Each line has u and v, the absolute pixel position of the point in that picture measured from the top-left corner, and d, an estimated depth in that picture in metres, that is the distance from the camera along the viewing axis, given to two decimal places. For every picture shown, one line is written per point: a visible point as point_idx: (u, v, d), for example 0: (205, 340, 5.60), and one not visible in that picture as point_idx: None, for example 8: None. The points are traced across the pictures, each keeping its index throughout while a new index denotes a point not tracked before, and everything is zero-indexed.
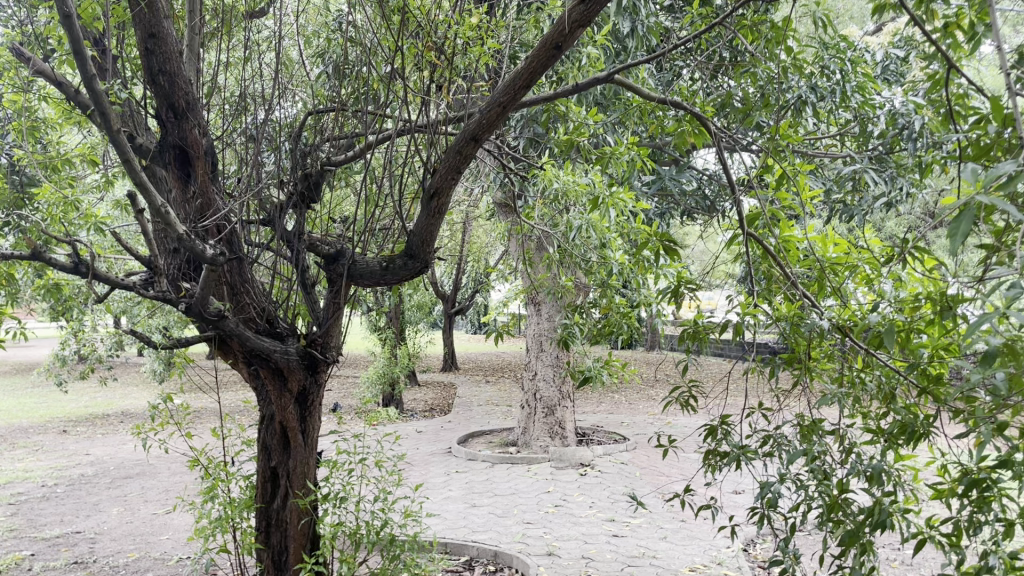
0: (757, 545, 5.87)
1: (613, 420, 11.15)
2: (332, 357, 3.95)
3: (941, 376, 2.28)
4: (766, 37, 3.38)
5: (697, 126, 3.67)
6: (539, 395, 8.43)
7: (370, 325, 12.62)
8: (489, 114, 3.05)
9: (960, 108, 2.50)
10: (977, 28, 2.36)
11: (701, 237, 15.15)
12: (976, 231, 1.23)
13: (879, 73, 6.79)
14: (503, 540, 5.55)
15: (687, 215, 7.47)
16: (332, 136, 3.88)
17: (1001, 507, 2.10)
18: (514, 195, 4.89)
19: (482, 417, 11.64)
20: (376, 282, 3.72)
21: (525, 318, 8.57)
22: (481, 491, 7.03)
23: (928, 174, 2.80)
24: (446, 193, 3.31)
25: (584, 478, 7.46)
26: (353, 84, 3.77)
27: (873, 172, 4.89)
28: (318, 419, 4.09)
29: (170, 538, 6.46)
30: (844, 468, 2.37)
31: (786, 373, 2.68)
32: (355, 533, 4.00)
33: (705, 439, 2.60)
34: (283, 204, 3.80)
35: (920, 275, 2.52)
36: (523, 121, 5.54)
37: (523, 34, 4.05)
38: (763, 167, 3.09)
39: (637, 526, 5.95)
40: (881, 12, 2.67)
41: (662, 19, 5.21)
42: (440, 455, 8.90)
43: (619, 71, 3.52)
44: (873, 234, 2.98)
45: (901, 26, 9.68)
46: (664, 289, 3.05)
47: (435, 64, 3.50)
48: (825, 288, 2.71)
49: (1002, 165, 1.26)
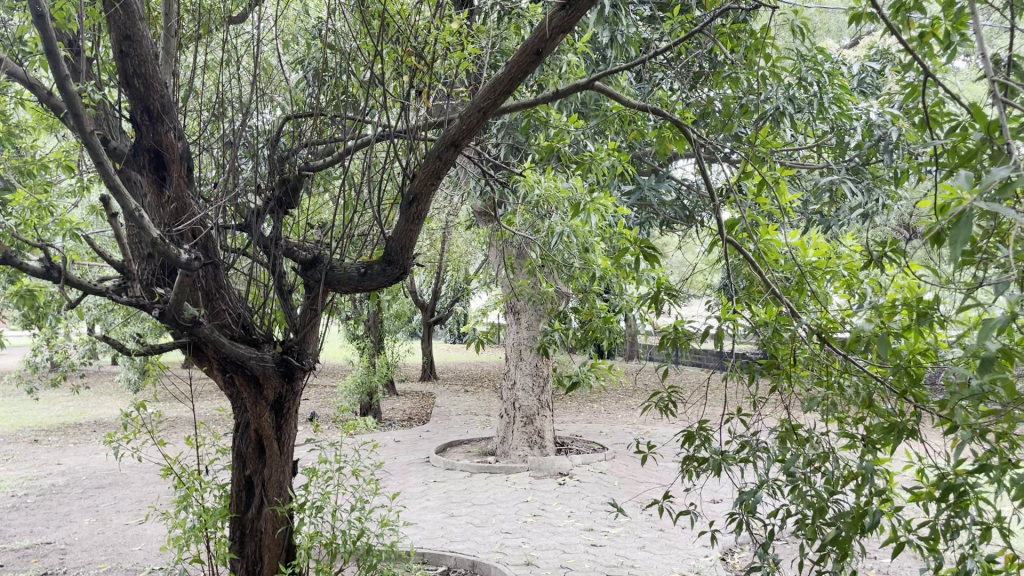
0: (736, 554, 5.87)
1: (593, 429, 11.12)
2: (308, 364, 3.93)
3: (918, 382, 2.30)
4: (744, 46, 3.43)
5: (677, 133, 3.69)
6: (518, 403, 8.42)
7: (347, 334, 12.53)
8: (469, 121, 3.03)
9: (935, 116, 2.54)
10: (952, 37, 2.45)
11: (679, 248, 15.32)
12: (974, 237, 1.21)
13: (855, 86, 6.87)
14: (481, 550, 5.52)
15: (666, 226, 7.52)
16: (309, 141, 3.86)
17: (977, 511, 2.11)
18: (494, 202, 4.89)
19: (460, 426, 11.60)
20: (354, 288, 3.66)
21: (504, 327, 8.55)
22: (459, 500, 7.00)
23: (903, 183, 2.83)
24: (426, 198, 3.28)
25: (563, 487, 7.42)
26: (333, 92, 3.77)
27: (849, 184, 4.94)
28: (295, 427, 4.03)
29: (142, 548, 6.35)
30: (822, 474, 2.37)
31: (764, 379, 2.68)
32: (331, 543, 3.95)
33: (683, 444, 2.58)
34: (259, 209, 3.75)
35: (899, 280, 2.54)
36: (503, 127, 5.54)
37: (504, 40, 4.05)
38: (742, 174, 3.12)
39: (616, 535, 5.93)
40: (859, 23, 2.70)
41: (642, 30, 5.24)
42: (418, 464, 8.83)
43: (600, 78, 3.52)
44: (852, 240, 3.01)
45: (876, 40, 9.84)
46: (644, 296, 3.05)
47: (415, 69, 3.49)
48: (806, 293, 2.78)
49: (995, 171, 1.26)
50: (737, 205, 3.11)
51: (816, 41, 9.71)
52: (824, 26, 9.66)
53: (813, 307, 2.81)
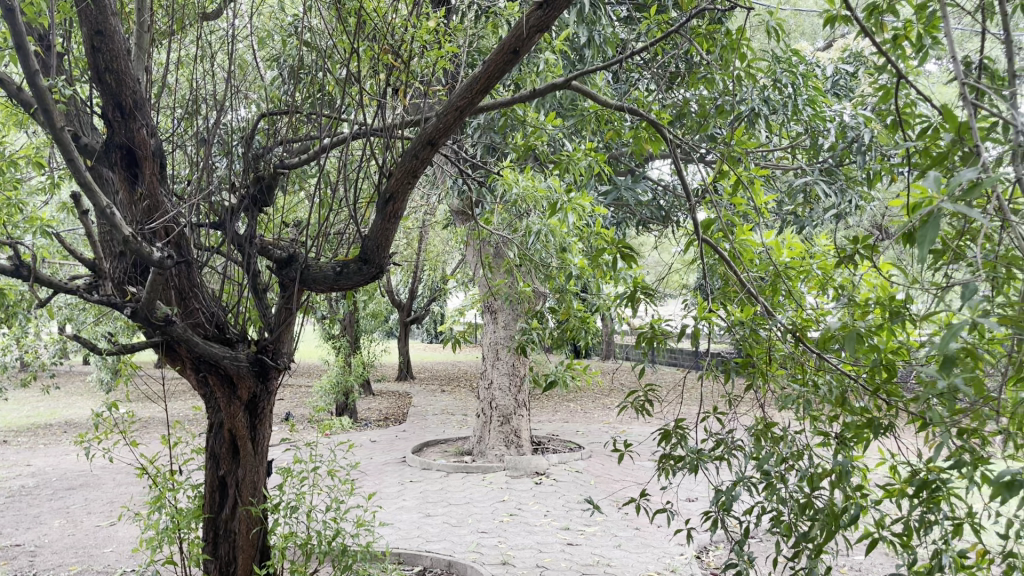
0: (711, 553, 5.89)
1: (570, 428, 11.13)
2: (283, 363, 3.90)
3: (892, 381, 2.33)
4: (720, 46, 3.45)
5: (653, 133, 3.71)
6: (494, 403, 8.41)
7: (323, 333, 12.46)
8: (446, 119, 3.02)
9: (908, 118, 2.57)
10: (924, 40, 2.51)
11: (656, 248, 15.39)
12: (942, 238, 1.22)
13: (829, 88, 6.94)
14: (457, 550, 5.50)
15: (642, 226, 7.55)
16: (285, 138, 3.83)
17: (950, 508, 2.14)
18: (471, 201, 4.88)
19: (437, 426, 11.57)
20: (329, 287, 3.63)
21: (481, 326, 8.54)
22: (435, 500, 6.98)
23: (876, 183, 2.86)
24: (403, 197, 3.26)
25: (539, 487, 7.43)
26: (310, 90, 3.75)
27: (823, 185, 4.99)
28: (269, 427, 4.00)
29: (114, 550, 6.27)
30: (797, 472, 2.39)
31: (739, 378, 2.70)
32: (306, 544, 3.92)
33: (660, 443, 2.59)
34: (233, 206, 3.71)
35: (873, 280, 2.57)
36: (481, 126, 5.54)
37: (481, 39, 4.04)
38: (718, 174, 3.14)
39: (592, 534, 5.94)
40: (833, 25, 2.73)
41: (619, 30, 5.26)
42: (394, 464, 8.80)
43: (578, 77, 3.52)
44: (827, 240, 3.04)
45: (850, 43, 9.96)
46: (621, 296, 3.05)
47: (391, 67, 3.48)
48: (781, 292, 2.80)
49: (964, 171, 1.29)
50: (713, 205, 3.13)
51: (790, 44, 9.81)
52: (797, 28, 9.74)
53: (788, 307, 2.84)
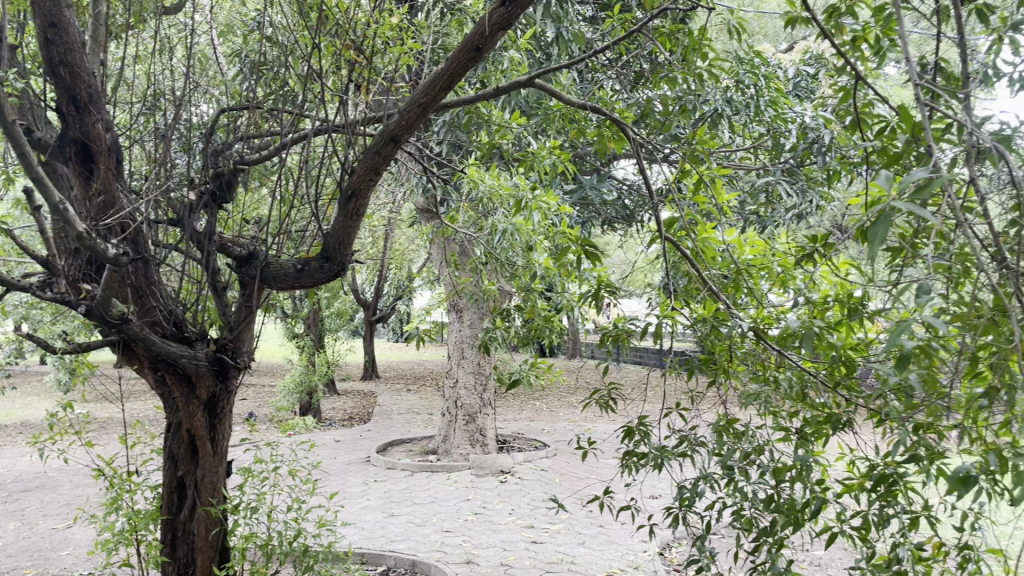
0: (673, 549, 5.93)
1: (535, 427, 11.14)
2: (243, 362, 3.86)
3: (849, 378, 2.36)
4: (682, 46, 3.48)
5: (617, 132, 3.73)
6: (460, 402, 8.39)
7: (286, 332, 12.33)
8: (409, 116, 3.00)
9: (864, 119, 2.62)
10: (881, 42, 2.56)
11: (622, 247, 15.46)
12: (894, 237, 1.25)
13: (791, 89, 7.02)
14: (421, 549, 5.48)
15: (607, 225, 7.58)
16: (246, 134, 3.78)
17: (907, 501, 2.19)
18: (436, 199, 4.86)
19: (402, 425, 11.51)
20: (290, 285, 3.59)
21: (446, 325, 8.52)
22: (399, 499, 6.94)
23: (835, 182, 2.90)
24: (365, 194, 3.24)
25: (504, 485, 7.43)
26: (271, 85, 3.71)
27: (784, 184, 5.04)
28: (229, 427, 3.95)
29: (70, 553, 6.14)
30: (758, 467, 2.42)
31: (701, 375, 2.72)
32: (267, 545, 3.88)
33: (623, 440, 2.60)
34: (192, 203, 3.65)
35: (832, 277, 2.61)
36: (446, 124, 5.51)
37: (446, 36, 4.03)
38: (681, 173, 3.16)
39: (556, 532, 5.96)
40: (793, 26, 2.77)
41: (585, 29, 5.27)
42: (358, 464, 8.74)
43: (542, 75, 3.52)
44: (787, 238, 3.07)
45: (811, 44, 10.10)
46: (585, 294, 3.06)
47: (354, 63, 3.45)
48: (742, 289, 2.83)
49: (915, 172, 1.31)
50: (676, 204, 3.15)
51: (754, 45, 9.93)
52: (761, 30, 9.86)
53: (749, 304, 2.87)
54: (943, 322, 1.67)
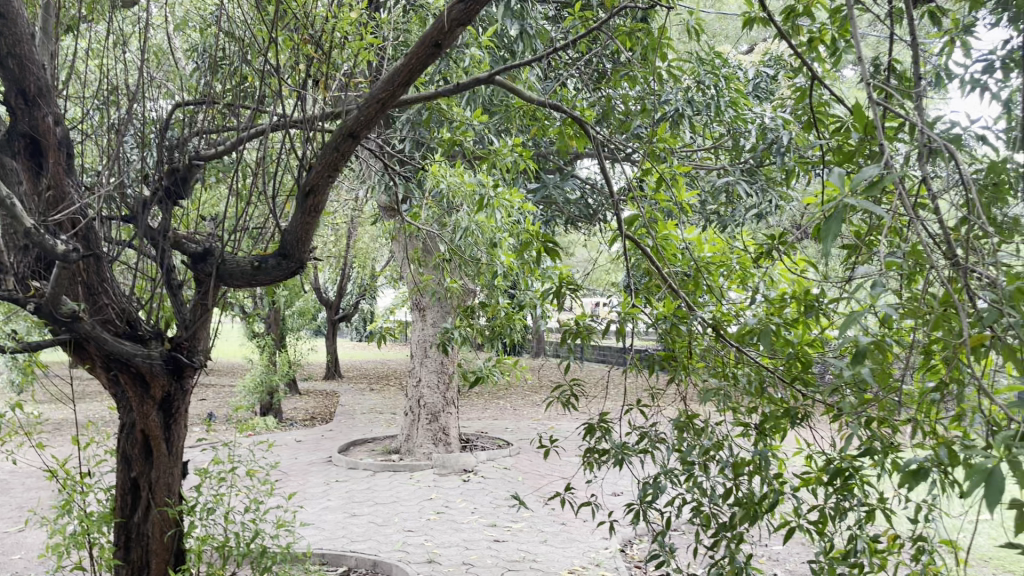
0: (634, 546, 5.97)
1: (499, 425, 11.14)
2: (198, 361, 3.80)
3: (805, 374, 2.39)
4: (642, 45, 3.50)
5: (578, 130, 3.73)
6: (423, 401, 8.36)
7: (247, 332, 12.17)
8: (368, 112, 2.97)
9: (820, 119, 2.65)
10: (837, 44, 2.60)
11: (585, 247, 15.52)
12: (846, 233, 1.26)
13: (750, 90, 7.10)
14: (383, 549, 5.44)
15: (570, 224, 7.60)
16: (203, 129, 3.72)
17: (861, 495, 2.22)
18: (398, 196, 4.83)
19: (364, 425, 11.42)
20: (247, 283, 3.54)
21: (409, 323, 8.47)
22: (361, 499, 6.88)
23: (791, 181, 2.93)
24: (324, 190, 3.21)
25: (467, 484, 7.41)
26: (229, 80, 3.65)
27: (743, 184, 5.09)
28: (184, 427, 3.89)
29: (22, 558, 5.99)
30: (717, 463, 2.43)
31: (661, 372, 2.73)
32: (224, 547, 3.82)
33: (584, 437, 2.60)
34: (147, 199, 3.58)
35: (789, 275, 2.64)
36: (408, 121, 5.47)
37: (407, 32, 4.00)
38: (642, 171, 3.17)
39: (518, 530, 5.95)
40: (751, 27, 2.79)
41: (548, 27, 5.27)
42: (320, 464, 8.65)
43: (502, 73, 3.51)
44: (745, 236, 3.10)
45: (771, 46, 10.23)
46: (546, 291, 3.06)
47: (312, 58, 3.41)
48: (701, 287, 2.86)
49: (867, 168, 1.32)
50: (637, 202, 3.16)
51: (715, 46, 10.04)
52: (722, 32, 9.96)
53: (708, 302, 2.89)
54: (895, 319, 1.69)
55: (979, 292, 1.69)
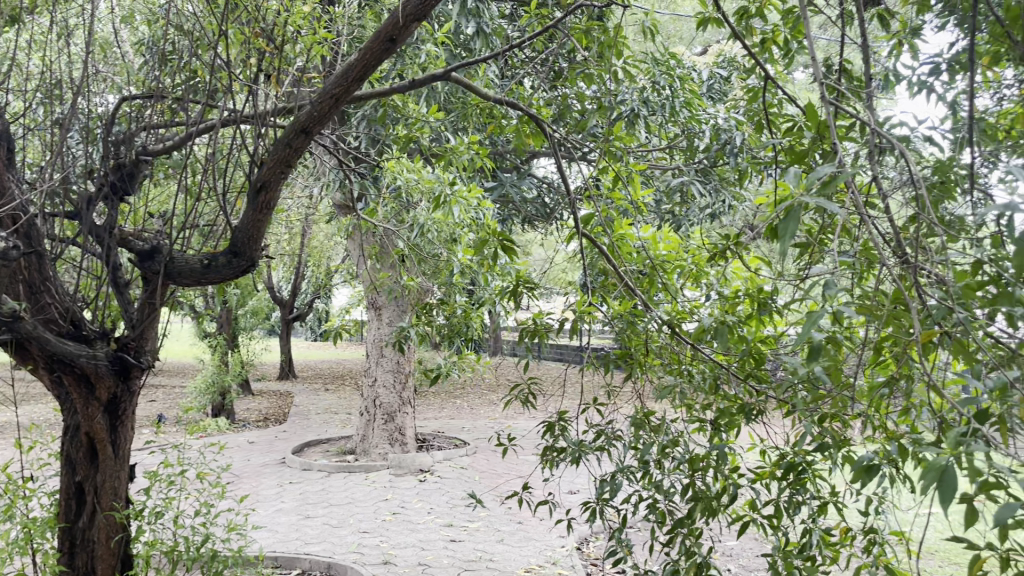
0: (591, 543, 5.98)
1: (455, 425, 11.07)
2: (146, 362, 3.70)
3: (759, 370, 2.41)
4: (599, 44, 3.51)
5: (535, 128, 3.73)
6: (379, 400, 8.29)
7: (198, 332, 11.95)
8: (321, 107, 2.92)
9: (773, 119, 2.68)
10: (790, 45, 2.63)
11: (542, 246, 15.54)
12: (803, 232, 1.26)
13: (704, 91, 7.18)
14: (337, 551, 5.37)
15: (527, 223, 7.60)
16: (151, 124, 3.63)
17: (814, 488, 2.25)
18: (353, 194, 4.77)
19: (319, 426, 11.28)
20: (197, 281, 3.47)
21: (365, 323, 8.39)
22: (315, 501, 6.79)
23: (746, 180, 2.96)
24: (276, 186, 3.15)
25: (424, 484, 7.37)
26: (178, 74, 3.57)
27: (698, 184, 5.14)
28: (131, 429, 3.79)
29: None
30: (672, 459, 2.45)
31: (618, 369, 2.73)
32: (173, 552, 3.73)
33: (542, 435, 2.59)
34: (91, 195, 3.48)
35: (742, 273, 2.67)
36: (363, 118, 5.43)
37: (362, 28, 3.96)
38: (598, 169, 3.18)
39: (475, 530, 5.93)
40: (706, 27, 2.81)
41: (504, 25, 5.26)
42: (273, 466, 8.52)
43: (459, 70, 3.49)
44: (700, 235, 3.12)
45: (724, 48, 10.36)
46: (503, 289, 3.04)
47: (264, 52, 3.35)
48: (656, 285, 2.87)
49: (822, 167, 1.33)
50: (593, 201, 3.17)
51: (670, 47, 10.14)
52: (676, 34, 10.05)
53: (664, 300, 2.90)
54: (849, 316, 1.71)
55: (928, 290, 1.72)
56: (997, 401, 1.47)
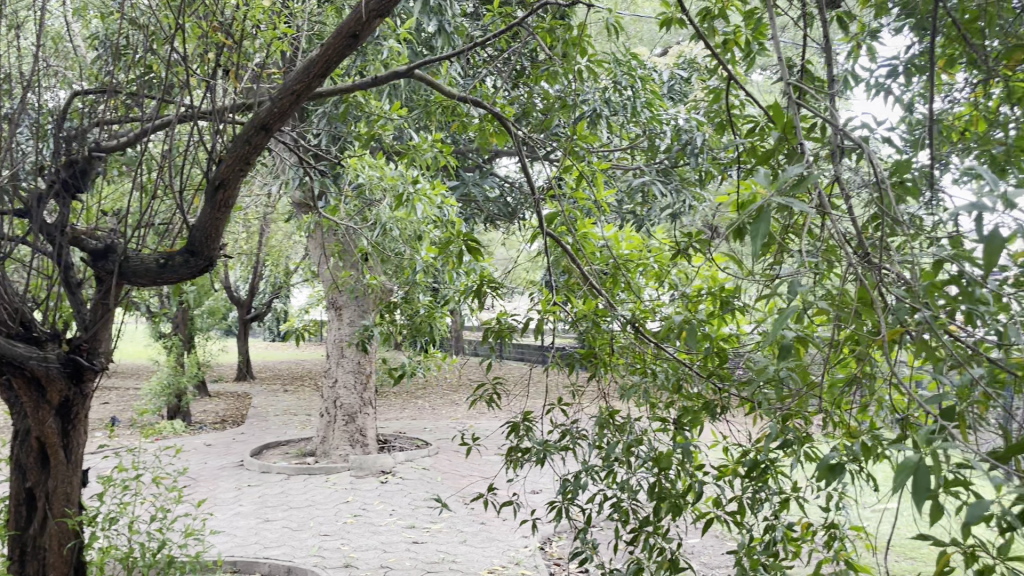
0: (554, 543, 5.99)
1: (417, 426, 11.00)
2: (100, 364, 3.60)
3: (722, 369, 2.42)
4: (563, 43, 3.50)
5: (498, 127, 3.71)
6: (339, 401, 8.20)
7: (153, 332, 11.72)
8: (281, 104, 2.87)
9: (735, 120, 2.70)
10: (752, 46, 2.65)
11: (503, 245, 15.53)
12: (774, 233, 1.26)
13: (665, 92, 7.23)
14: (297, 555, 5.30)
15: (488, 222, 7.58)
16: (104, 120, 3.53)
17: (776, 486, 2.26)
18: (313, 192, 4.70)
19: (278, 428, 11.13)
20: (153, 281, 3.38)
21: (325, 323, 8.29)
22: (274, 504, 6.69)
23: (708, 179, 2.98)
24: (235, 184, 3.08)
25: (385, 485, 7.31)
26: (132, 69, 3.48)
27: (659, 183, 5.16)
28: (84, 433, 3.69)
29: None
30: (637, 458, 2.45)
31: (581, 368, 2.73)
32: (128, 558, 3.65)
33: (507, 435, 2.57)
34: (42, 192, 3.38)
35: (705, 272, 2.68)
36: (323, 116, 5.36)
37: (322, 24, 3.90)
38: (562, 168, 3.17)
39: (438, 531, 5.90)
40: (669, 27, 2.82)
41: (466, 23, 5.23)
42: (231, 468, 8.39)
43: (422, 67, 3.45)
44: (662, 234, 3.13)
45: (683, 49, 10.45)
46: (467, 288, 3.02)
47: (222, 47, 3.28)
48: (620, 284, 2.88)
49: (789, 168, 1.33)
50: (557, 200, 3.16)
51: (630, 48, 10.19)
52: (637, 35, 10.11)
53: (627, 299, 2.90)
54: (812, 316, 1.72)
55: (890, 289, 1.73)
56: (959, 399, 1.49)
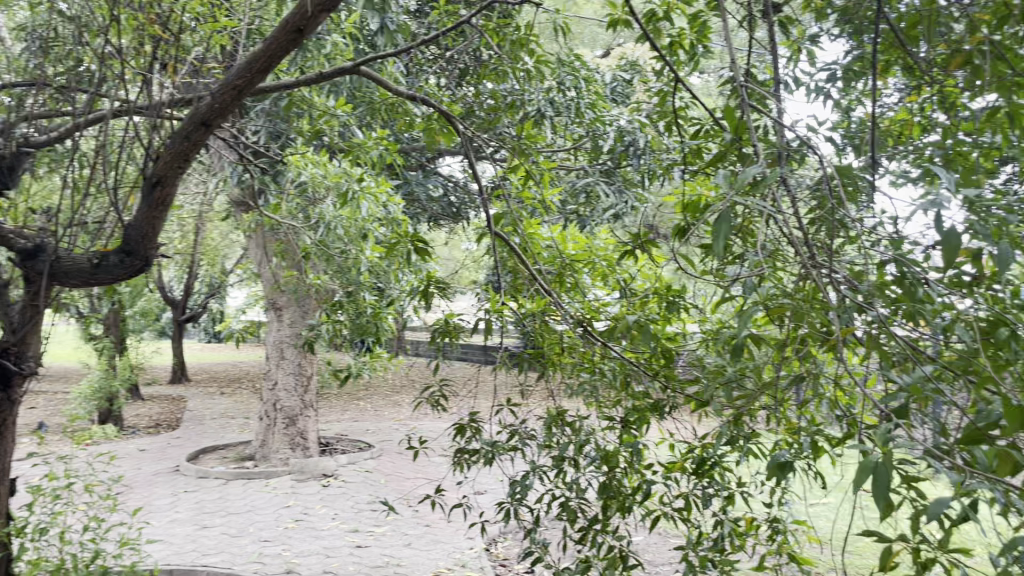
0: (499, 544, 5.97)
1: (359, 428, 10.88)
2: (29, 368, 3.49)
3: (669, 369, 2.44)
4: (509, 42, 3.48)
5: (444, 125, 3.68)
6: (279, 403, 8.05)
7: (83, 334, 11.32)
8: (222, 99, 2.80)
9: (681, 121, 2.72)
10: (696, 48, 2.67)
11: (446, 245, 15.44)
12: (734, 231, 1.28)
13: (608, 93, 7.27)
14: (237, 562, 5.18)
15: (431, 221, 7.52)
16: (33, 113, 3.39)
17: (722, 484, 2.28)
18: (253, 190, 4.59)
19: (216, 431, 10.88)
20: (86, 282, 3.26)
21: (264, 324, 8.13)
22: (212, 510, 6.53)
23: (654, 180, 3.00)
24: (172, 182, 2.99)
25: (326, 489, 7.20)
26: (63, 61, 3.34)
27: (603, 183, 5.18)
28: (11, 440, 3.55)
29: None
30: (586, 457, 2.44)
31: (529, 368, 2.71)
32: (59, 569, 3.52)
33: (455, 437, 2.54)
34: None
35: (651, 271, 2.70)
36: (263, 112, 5.24)
37: (262, 18, 3.81)
38: (509, 168, 3.16)
39: (381, 535, 5.83)
40: (616, 28, 2.82)
41: (410, 20, 5.17)
42: (166, 474, 8.16)
43: (366, 64, 3.40)
44: (608, 234, 3.14)
45: (625, 51, 10.53)
46: (414, 288, 2.98)
47: (158, 40, 3.18)
48: (566, 283, 2.89)
49: (744, 169, 1.34)
50: (503, 199, 3.15)
51: (573, 49, 10.23)
52: (580, 36, 10.16)
53: (574, 298, 2.91)
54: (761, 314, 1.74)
55: (836, 289, 1.76)
56: (904, 396, 1.53)
